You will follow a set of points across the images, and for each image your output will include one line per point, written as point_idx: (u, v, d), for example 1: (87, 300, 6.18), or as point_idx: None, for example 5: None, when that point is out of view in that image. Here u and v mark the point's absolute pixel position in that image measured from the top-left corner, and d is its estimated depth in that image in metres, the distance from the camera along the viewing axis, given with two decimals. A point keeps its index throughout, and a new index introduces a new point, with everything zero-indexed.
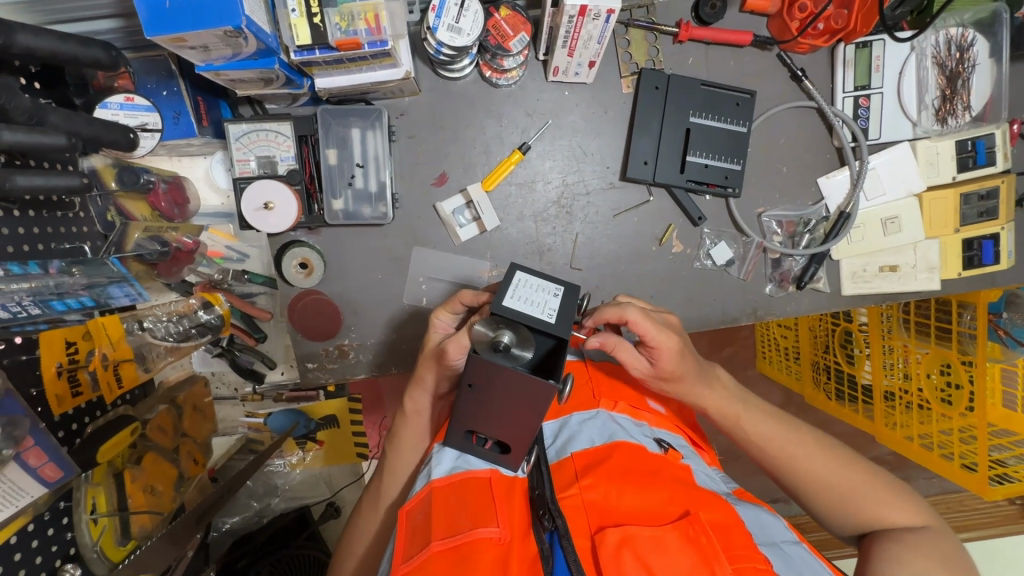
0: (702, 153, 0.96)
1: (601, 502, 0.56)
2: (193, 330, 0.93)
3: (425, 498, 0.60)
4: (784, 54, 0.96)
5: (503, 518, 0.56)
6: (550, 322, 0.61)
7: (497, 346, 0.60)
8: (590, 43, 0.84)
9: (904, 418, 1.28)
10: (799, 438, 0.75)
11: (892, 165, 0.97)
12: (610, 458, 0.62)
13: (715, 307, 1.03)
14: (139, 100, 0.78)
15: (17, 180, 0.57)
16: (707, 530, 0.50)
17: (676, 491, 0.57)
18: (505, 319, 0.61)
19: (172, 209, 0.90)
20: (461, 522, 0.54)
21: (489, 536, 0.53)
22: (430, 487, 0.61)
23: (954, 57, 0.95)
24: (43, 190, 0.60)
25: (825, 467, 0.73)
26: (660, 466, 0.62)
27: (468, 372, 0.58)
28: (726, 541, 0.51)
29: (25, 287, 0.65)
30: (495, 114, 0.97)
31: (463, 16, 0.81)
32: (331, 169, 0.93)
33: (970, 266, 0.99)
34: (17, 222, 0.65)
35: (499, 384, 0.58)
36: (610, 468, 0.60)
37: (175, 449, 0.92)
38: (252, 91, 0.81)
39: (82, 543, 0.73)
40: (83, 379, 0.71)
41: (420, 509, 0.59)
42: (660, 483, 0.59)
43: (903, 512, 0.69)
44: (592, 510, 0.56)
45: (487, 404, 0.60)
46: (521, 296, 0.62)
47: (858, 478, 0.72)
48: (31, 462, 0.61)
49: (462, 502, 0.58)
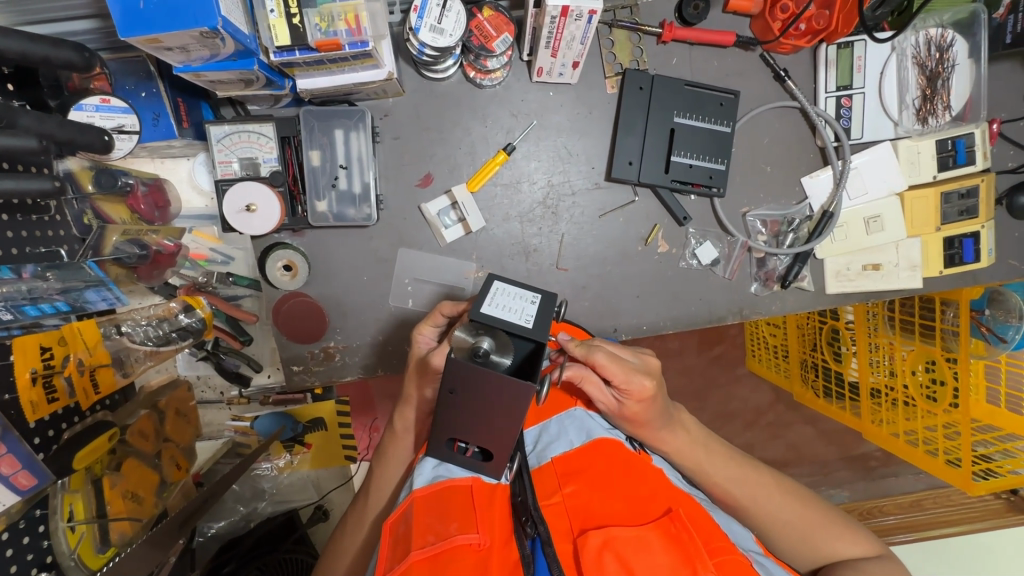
0: (687, 153, 0.97)
1: (583, 504, 0.56)
2: (174, 334, 0.92)
3: (407, 510, 0.60)
4: (767, 54, 0.97)
5: (484, 525, 0.56)
6: (527, 326, 0.61)
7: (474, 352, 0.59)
8: (573, 43, 0.84)
9: (890, 416, 1.29)
10: (741, 477, 0.77)
11: (872, 164, 0.98)
12: (591, 466, 0.62)
13: (701, 306, 1.03)
14: (116, 102, 0.77)
15: None
16: (688, 527, 0.51)
17: (655, 493, 0.58)
18: (485, 325, 0.61)
19: (153, 211, 0.89)
20: (442, 530, 0.54)
21: (468, 543, 0.52)
22: (411, 498, 0.60)
23: (934, 57, 0.95)
24: (11, 193, 0.59)
25: (767, 504, 0.76)
26: (637, 463, 0.64)
27: (447, 378, 0.58)
28: (705, 536, 0.53)
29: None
30: (480, 114, 0.96)
31: (445, 17, 0.81)
32: (314, 170, 0.92)
33: (952, 264, 1.00)
34: None
35: (479, 390, 0.58)
36: (591, 474, 0.60)
37: (156, 454, 0.91)
38: (233, 92, 0.81)
39: (60, 552, 0.72)
40: (60, 385, 0.69)
41: (402, 521, 0.59)
42: (639, 484, 0.59)
43: (836, 544, 0.74)
44: (574, 514, 0.55)
45: (469, 414, 0.60)
46: (500, 303, 0.62)
47: (811, 514, 0.76)
48: (3, 470, 0.60)
49: (443, 512, 0.57)
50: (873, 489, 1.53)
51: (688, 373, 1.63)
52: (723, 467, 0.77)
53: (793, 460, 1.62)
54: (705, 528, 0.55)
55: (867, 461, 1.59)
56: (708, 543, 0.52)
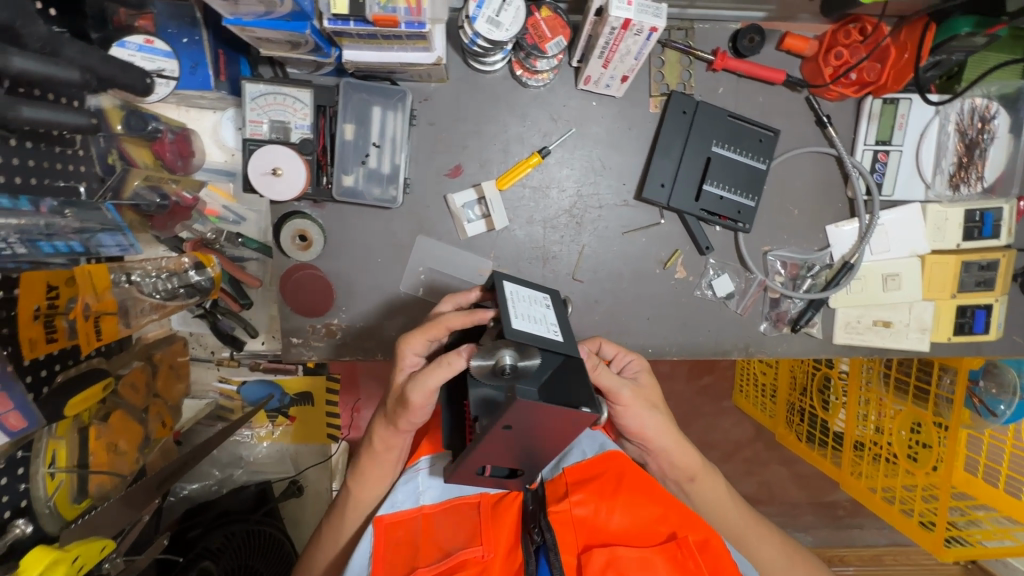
0: (719, 184, 0.96)
1: (591, 517, 0.55)
2: (181, 290, 0.86)
3: (415, 523, 0.60)
4: (813, 98, 0.97)
5: (489, 535, 0.56)
6: (557, 339, 0.56)
7: (502, 377, 0.53)
8: (627, 57, 0.84)
9: (870, 470, 1.31)
10: (745, 513, 0.77)
11: (900, 222, 0.98)
12: (602, 473, 0.59)
13: (707, 336, 1.04)
14: (159, 45, 0.77)
15: (22, 109, 0.54)
16: (695, 555, 0.52)
17: (667, 506, 0.57)
18: (517, 340, 0.53)
19: (177, 161, 0.87)
20: (448, 547, 0.56)
21: (472, 556, 0.54)
22: (420, 512, 0.61)
23: (975, 126, 0.95)
24: (46, 124, 0.57)
25: (768, 549, 0.76)
26: (651, 481, 0.60)
27: (506, 414, 0.48)
28: (716, 566, 0.53)
29: (13, 224, 0.61)
30: (519, 112, 0.95)
31: (504, 11, 0.79)
32: (346, 144, 0.89)
33: (961, 332, 1.01)
34: (13, 152, 0.62)
35: (537, 421, 0.50)
36: (600, 484, 0.58)
37: (145, 409, 0.87)
38: (277, 52, 0.78)
39: (36, 496, 0.69)
40: (60, 325, 0.70)
41: (408, 530, 0.59)
42: (652, 501, 0.57)
43: None
44: (581, 528, 0.55)
45: (518, 443, 0.54)
46: (522, 313, 0.56)
47: (800, 557, 0.79)
48: None
49: (454, 526, 0.58)
50: (838, 538, 1.55)
51: (676, 399, 1.62)
52: (747, 518, 0.76)
53: (766, 498, 1.63)
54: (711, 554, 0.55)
55: (835, 510, 1.60)
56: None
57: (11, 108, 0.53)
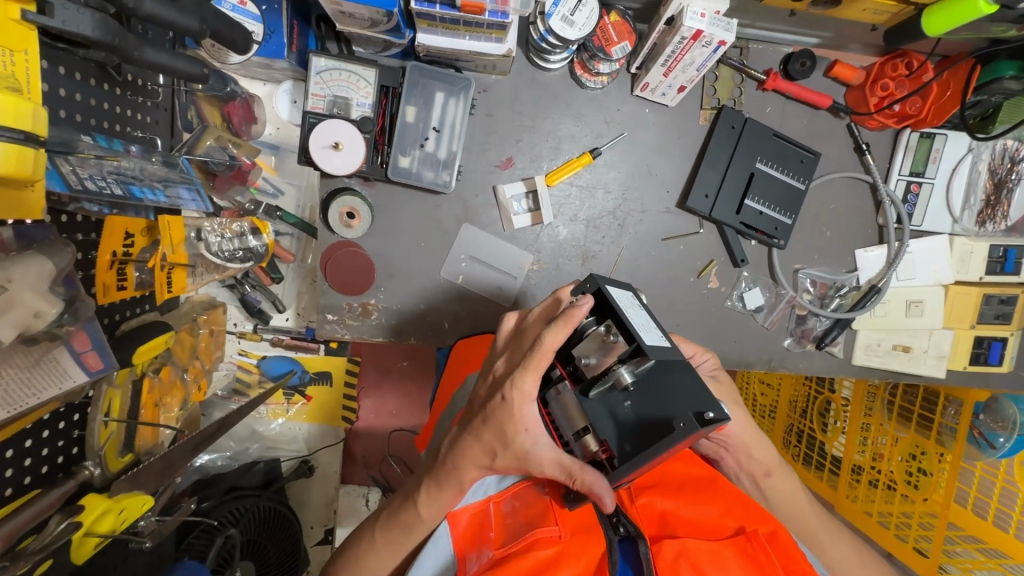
0: (759, 200, 0.99)
1: (663, 513, 0.66)
2: (240, 252, 0.88)
3: (488, 509, 0.68)
4: (854, 125, 1.01)
5: (563, 518, 0.64)
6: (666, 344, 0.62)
7: (621, 398, 0.59)
8: (689, 68, 0.86)
9: (865, 495, 1.33)
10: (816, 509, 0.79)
11: (927, 251, 1.02)
12: (667, 478, 0.70)
13: (734, 346, 1.06)
14: (251, 7, 0.79)
15: (147, 52, 0.56)
16: (765, 548, 0.59)
17: (728, 503, 0.66)
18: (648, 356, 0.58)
19: (242, 125, 0.93)
20: (528, 529, 0.64)
21: (548, 535, 0.61)
22: (489, 498, 0.69)
23: (1005, 167, 1.00)
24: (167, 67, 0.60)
25: (843, 549, 0.77)
26: (710, 482, 0.69)
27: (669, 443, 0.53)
28: (785, 559, 0.60)
29: (111, 164, 0.61)
30: (574, 112, 0.97)
31: (578, 10, 0.82)
32: (406, 126, 0.92)
33: (976, 362, 1.06)
34: (106, 96, 0.64)
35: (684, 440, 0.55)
36: (665, 487, 0.69)
37: (185, 369, 0.88)
38: (353, 29, 0.80)
39: (88, 446, 0.68)
40: (131, 274, 0.70)
41: (489, 517, 0.68)
42: (713, 500, 0.66)
43: None
44: (653, 521, 0.65)
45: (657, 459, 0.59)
46: (639, 324, 0.60)
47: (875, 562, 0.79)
48: (75, 346, 0.61)
49: (529, 514, 0.66)
50: None
51: None
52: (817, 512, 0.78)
53: None
54: (784, 549, 0.62)
55: None
56: (784, 564, 0.59)
57: (139, 51, 0.55)
